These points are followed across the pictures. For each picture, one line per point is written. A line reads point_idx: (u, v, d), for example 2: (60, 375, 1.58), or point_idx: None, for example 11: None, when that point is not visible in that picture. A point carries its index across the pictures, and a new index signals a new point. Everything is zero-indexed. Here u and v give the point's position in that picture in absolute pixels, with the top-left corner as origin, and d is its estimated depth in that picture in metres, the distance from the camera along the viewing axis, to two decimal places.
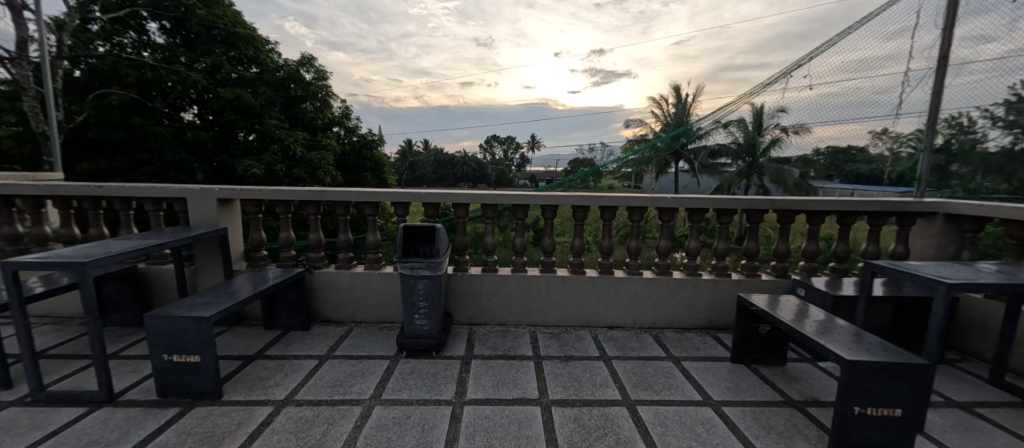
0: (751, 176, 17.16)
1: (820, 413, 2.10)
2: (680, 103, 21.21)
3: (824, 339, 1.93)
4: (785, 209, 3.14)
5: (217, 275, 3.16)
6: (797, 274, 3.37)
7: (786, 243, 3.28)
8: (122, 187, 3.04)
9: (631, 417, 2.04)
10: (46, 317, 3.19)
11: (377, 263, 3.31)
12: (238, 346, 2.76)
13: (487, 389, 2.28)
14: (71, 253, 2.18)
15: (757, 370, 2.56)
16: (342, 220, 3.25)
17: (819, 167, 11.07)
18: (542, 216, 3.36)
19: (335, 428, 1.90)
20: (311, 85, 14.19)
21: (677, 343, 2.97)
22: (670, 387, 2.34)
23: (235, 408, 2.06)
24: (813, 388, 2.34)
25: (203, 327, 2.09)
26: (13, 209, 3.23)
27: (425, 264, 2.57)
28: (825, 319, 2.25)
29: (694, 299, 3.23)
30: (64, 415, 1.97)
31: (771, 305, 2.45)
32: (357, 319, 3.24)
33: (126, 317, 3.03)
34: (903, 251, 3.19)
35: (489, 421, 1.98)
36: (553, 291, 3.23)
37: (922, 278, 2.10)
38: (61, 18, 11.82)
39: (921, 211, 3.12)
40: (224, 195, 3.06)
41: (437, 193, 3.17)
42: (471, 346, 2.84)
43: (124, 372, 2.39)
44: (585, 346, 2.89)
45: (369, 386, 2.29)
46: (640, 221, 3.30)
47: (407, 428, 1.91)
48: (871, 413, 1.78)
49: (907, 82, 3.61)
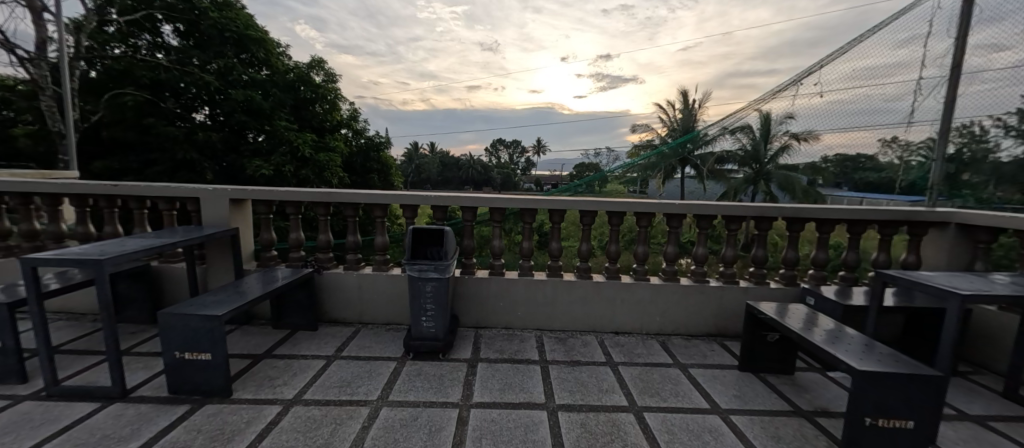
0: (758, 183, 16.53)
1: (829, 423, 2.08)
2: (686, 109, 21.12)
3: (833, 348, 1.93)
4: (794, 217, 3.11)
5: (227, 274, 3.21)
6: (806, 282, 3.33)
7: (794, 251, 3.25)
8: (138, 186, 3.09)
9: (638, 423, 2.04)
10: (61, 312, 3.25)
11: (384, 265, 3.32)
12: (246, 344, 2.79)
13: (493, 393, 2.28)
14: (88, 250, 2.22)
15: (764, 378, 2.54)
16: (350, 221, 3.28)
17: (828, 174, 10.90)
18: (549, 221, 3.33)
19: (343, 428, 1.92)
20: (320, 87, 14.47)
21: (684, 349, 2.96)
22: (678, 394, 2.33)
23: (243, 406, 2.08)
24: (822, 398, 2.31)
25: (215, 325, 2.12)
26: (31, 207, 3.28)
27: (432, 266, 2.59)
28: (835, 328, 2.24)
29: (701, 306, 3.21)
30: (78, 410, 2.01)
31: (780, 312, 2.45)
32: (364, 320, 3.26)
33: (138, 314, 3.08)
34: (914, 260, 3.14)
35: (495, 425, 1.98)
36: (561, 296, 3.24)
37: (934, 289, 2.07)
38: (79, 21, 12.04)
39: (933, 221, 3.06)
40: (236, 195, 3.10)
41: (446, 196, 3.19)
42: (477, 349, 2.85)
43: (136, 368, 2.43)
44: (591, 350, 2.89)
45: (376, 387, 2.30)
46: (647, 227, 3.29)
47: (413, 430, 1.92)
48: (881, 424, 1.77)
49: (919, 91, 3.80)
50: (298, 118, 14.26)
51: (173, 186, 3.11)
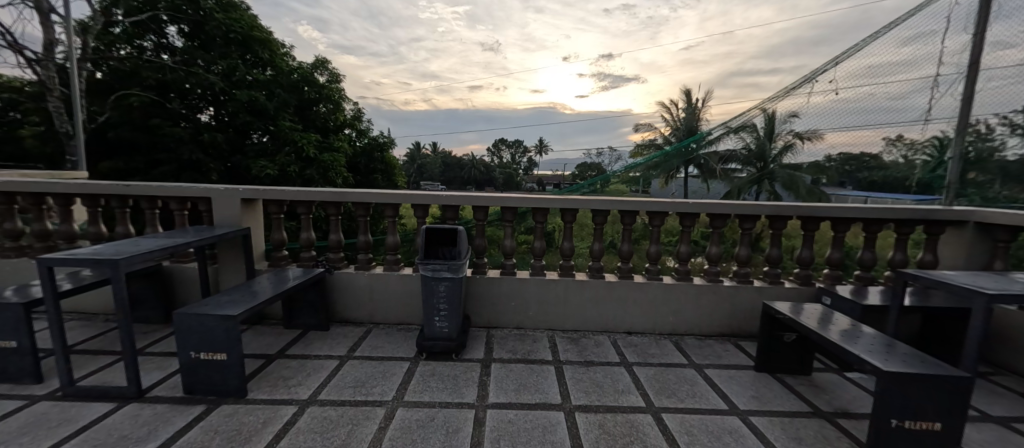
0: (762, 183, 16.60)
1: (851, 424, 2.04)
2: (690, 108, 20.95)
3: (856, 348, 1.90)
4: (809, 216, 3.08)
5: (239, 274, 3.20)
6: (821, 282, 3.29)
7: (809, 251, 3.21)
8: (150, 185, 3.09)
9: (657, 424, 2.01)
10: (73, 312, 3.25)
11: (395, 265, 3.30)
12: (259, 345, 2.79)
13: (508, 393, 2.27)
14: (103, 250, 2.21)
15: (781, 379, 2.51)
16: (361, 220, 3.27)
17: (833, 173, 10.96)
18: (561, 220, 3.30)
19: (359, 429, 1.90)
20: (324, 87, 14.46)
21: (698, 349, 2.94)
22: (695, 395, 2.30)
23: (259, 407, 2.07)
24: (842, 399, 2.28)
25: (230, 325, 2.11)
26: (43, 207, 3.28)
27: (446, 266, 2.58)
28: (853, 327, 2.21)
29: (714, 307, 3.19)
30: (95, 410, 2.00)
31: (796, 311, 2.43)
32: (375, 320, 3.25)
33: (151, 313, 3.08)
34: (931, 259, 3.10)
35: (512, 426, 1.96)
36: (573, 295, 3.22)
37: (958, 288, 2.04)
38: (86, 22, 12.09)
39: (951, 220, 3.02)
40: (248, 195, 3.09)
41: (458, 195, 3.17)
42: (490, 349, 2.84)
43: (150, 368, 2.42)
44: (604, 351, 2.87)
45: (391, 388, 2.29)
46: (660, 226, 3.26)
47: (431, 430, 1.91)
48: (908, 426, 1.74)
49: None
50: (302, 119, 14.28)
51: (185, 186, 3.11)
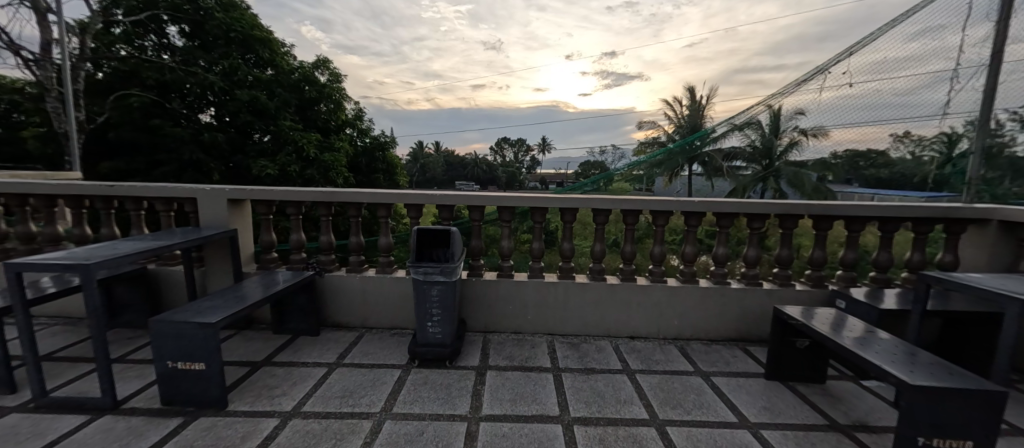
0: (767, 180, 16.62)
1: (871, 439, 1.90)
2: (693, 105, 20.71)
3: (879, 358, 1.75)
4: (821, 215, 2.92)
5: (227, 276, 3.09)
6: (834, 284, 3.14)
7: (821, 251, 3.05)
8: (135, 186, 2.98)
9: (661, 439, 1.88)
10: (58, 317, 3.16)
11: (388, 267, 3.19)
12: (246, 351, 2.68)
13: (503, 404, 2.14)
14: (78, 254, 2.10)
15: (794, 388, 2.37)
16: (354, 221, 3.14)
17: (840, 170, 10.73)
18: (561, 220, 3.16)
19: (343, 444, 1.78)
20: (325, 87, 14.31)
21: (704, 355, 2.80)
22: (702, 406, 2.17)
23: (238, 420, 1.96)
24: (859, 410, 2.14)
25: (209, 333, 2.00)
26: (27, 209, 3.20)
27: (439, 269, 2.45)
28: (873, 333, 2.06)
29: (721, 310, 3.04)
30: (66, 423, 1.90)
31: (810, 316, 2.28)
32: (368, 324, 3.13)
33: (137, 318, 2.98)
34: (952, 260, 2.94)
35: (506, 440, 1.84)
36: (573, 298, 3.09)
37: (987, 292, 1.89)
38: (85, 22, 12.07)
39: (973, 218, 2.85)
40: (235, 196, 2.98)
41: (453, 194, 3.04)
42: (486, 356, 2.71)
43: (130, 376, 2.32)
44: (605, 357, 2.74)
45: (379, 398, 2.17)
46: (664, 226, 3.10)
47: (420, 445, 1.78)
48: (936, 444, 1.59)
49: None
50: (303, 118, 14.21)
51: (171, 186, 3.00)
